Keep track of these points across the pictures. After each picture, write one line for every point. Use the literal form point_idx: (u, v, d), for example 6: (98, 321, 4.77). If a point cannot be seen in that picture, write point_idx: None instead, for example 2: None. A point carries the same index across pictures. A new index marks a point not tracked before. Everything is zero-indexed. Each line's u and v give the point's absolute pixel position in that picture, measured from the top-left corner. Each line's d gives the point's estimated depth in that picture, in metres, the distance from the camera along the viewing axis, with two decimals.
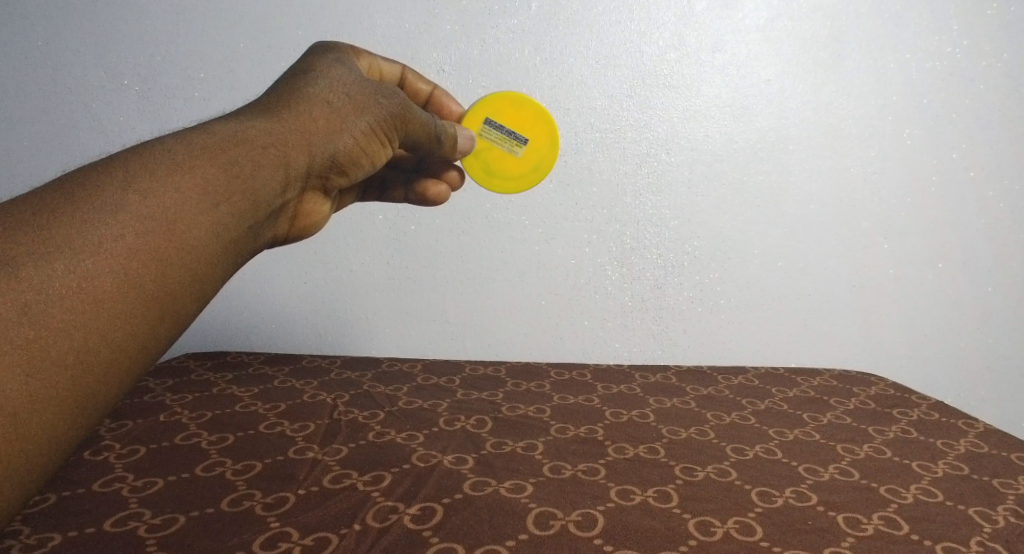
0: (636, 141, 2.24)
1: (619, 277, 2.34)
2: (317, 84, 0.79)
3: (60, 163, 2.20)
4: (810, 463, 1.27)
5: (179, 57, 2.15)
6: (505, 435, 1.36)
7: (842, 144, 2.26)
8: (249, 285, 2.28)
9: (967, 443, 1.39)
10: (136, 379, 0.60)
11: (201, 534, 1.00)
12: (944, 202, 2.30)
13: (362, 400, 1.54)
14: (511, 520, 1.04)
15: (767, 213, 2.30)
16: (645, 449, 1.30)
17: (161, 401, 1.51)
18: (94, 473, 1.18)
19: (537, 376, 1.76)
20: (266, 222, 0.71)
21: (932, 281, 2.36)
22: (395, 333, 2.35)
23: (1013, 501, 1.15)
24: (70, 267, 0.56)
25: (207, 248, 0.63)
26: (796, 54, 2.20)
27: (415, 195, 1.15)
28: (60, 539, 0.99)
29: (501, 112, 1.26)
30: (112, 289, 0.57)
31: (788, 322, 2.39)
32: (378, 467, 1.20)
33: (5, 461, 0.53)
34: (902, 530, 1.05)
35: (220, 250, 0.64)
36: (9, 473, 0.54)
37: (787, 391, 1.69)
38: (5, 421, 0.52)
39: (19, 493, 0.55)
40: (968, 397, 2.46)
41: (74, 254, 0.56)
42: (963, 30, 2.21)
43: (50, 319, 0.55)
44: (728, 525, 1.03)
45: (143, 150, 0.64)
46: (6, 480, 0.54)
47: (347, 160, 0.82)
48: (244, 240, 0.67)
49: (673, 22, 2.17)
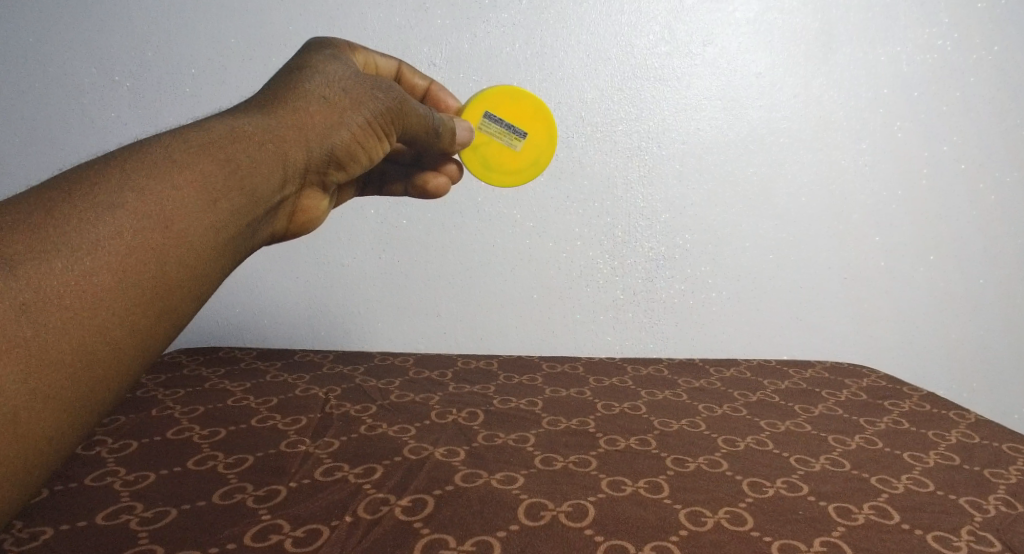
0: (627, 134, 2.25)
1: (611, 270, 2.34)
2: (313, 79, 0.79)
3: (57, 161, 2.20)
4: (801, 453, 1.27)
5: (169, 52, 2.15)
6: (496, 427, 1.36)
7: (832, 135, 2.26)
8: (242, 282, 2.27)
9: (958, 434, 1.39)
10: (135, 376, 0.59)
11: (191, 526, 1.01)
12: (933, 193, 2.31)
13: (353, 393, 1.54)
14: (502, 510, 1.04)
15: (757, 204, 2.30)
16: (635, 441, 1.30)
17: (153, 396, 1.51)
18: (87, 467, 1.18)
19: (529, 369, 1.76)
20: (265, 218, 0.71)
21: (922, 273, 2.36)
22: (389, 329, 2.35)
23: (1003, 492, 1.15)
24: (68, 266, 0.55)
25: (207, 245, 0.62)
26: (786, 46, 2.21)
27: (413, 189, 1.15)
28: (51, 533, 0.99)
29: (499, 106, 1.25)
30: (111, 289, 0.56)
31: (778, 314, 2.39)
32: (370, 460, 1.21)
33: (4, 465, 0.52)
34: (891, 519, 1.05)
35: (219, 245, 0.63)
36: (9, 471, 0.53)
37: (778, 383, 1.70)
38: (5, 420, 0.52)
39: (19, 495, 0.54)
40: (959, 389, 2.46)
41: (72, 253, 0.55)
42: (953, 23, 2.22)
43: (49, 317, 0.54)
44: (718, 515, 1.04)
45: (140, 148, 0.63)
46: (6, 481, 0.53)
47: (344, 155, 0.81)
48: (243, 236, 0.67)
49: (663, 17, 2.17)
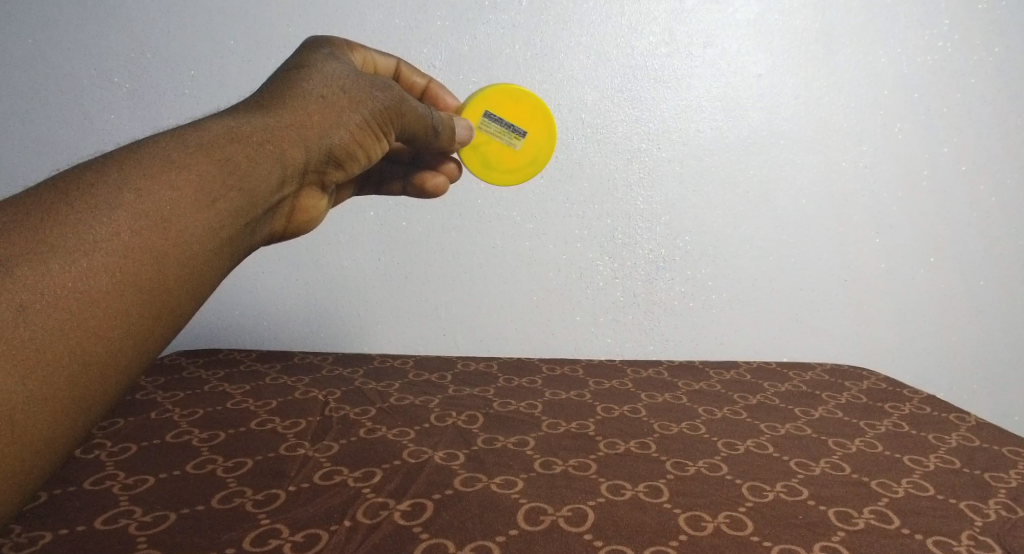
0: (626, 135, 2.24)
1: (611, 271, 2.34)
2: (312, 79, 0.78)
3: (56, 163, 2.20)
4: (801, 457, 1.27)
5: (168, 53, 2.15)
6: (495, 431, 1.36)
7: (833, 136, 2.26)
8: (241, 282, 2.27)
9: (959, 437, 1.39)
10: (134, 379, 0.59)
11: (191, 530, 1.00)
12: (933, 195, 2.30)
13: (352, 396, 1.54)
14: (501, 515, 1.04)
15: (757, 205, 2.30)
16: (635, 445, 1.30)
17: (152, 398, 1.50)
18: (85, 470, 1.18)
19: (529, 372, 1.76)
20: (263, 217, 0.70)
21: (922, 274, 2.36)
22: (389, 330, 2.35)
23: (1004, 495, 1.15)
24: (65, 267, 0.54)
25: (205, 245, 0.62)
26: (787, 48, 2.20)
27: (412, 187, 1.14)
28: (50, 537, 0.99)
29: (500, 105, 1.24)
30: (109, 289, 0.56)
31: (778, 316, 2.39)
32: (369, 464, 1.20)
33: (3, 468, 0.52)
34: (892, 523, 1.05)
35: (217, 245, 0.63)
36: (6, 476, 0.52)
37: (778, 386, 1.70)
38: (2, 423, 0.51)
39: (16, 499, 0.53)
40: (959, 390, 2.45)
41: (70, 254, 0.55)
42: (953, 24, 2.21)
43: (46, 318, 0.53)
44: (718, 520, 1.03)
45: (139, 148, 0.63)
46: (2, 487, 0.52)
47: (343, 153, 0.81)
48: (241, 236, 0.66)
49: (664, 18, 2.17)
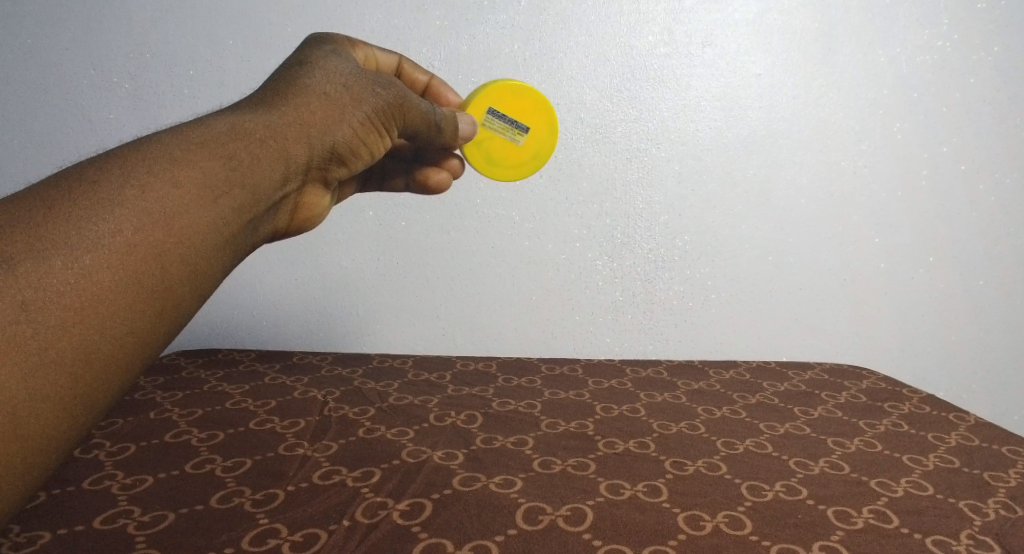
0: (625, 135, 2.24)
1: (610, 271, 2.34)
2: (314, 75, 0.78)
3: (55, 162, 2.20)
4: (800, 457, 1.27)
5: (167, 53, 2.15)
6: (495, 430, 1.36)
7: (832, 135, 2.26)
8: (240, 282, 2.27)
9: (958, 437, 1.39)
10: (135, 377, 0.58)
11: (190, 530, 1.00)
12: (933, 194, 2.30)
13: (352, 396, 1.54)
14: (500, 515, 1.04)
15: (756, 205, 2.30)
16: (634, 444, 1.30)
17: (151, 398, 1.50)
18: (84, 470, 1.18)
19: (528, 371, 1.76)
20: (267, 214, 0.70)
21: (921, 274, 2.36)
22: (388, 330, 2.35)
23: (1003, 495, 1.15)
24: (69, 263, 0.54)
25: (208, 241, 0.62)
26: (786, 47, 2.20)
27: (415, 183, 1.14)
28: (49, 536, 0.99)
29: (502, 101, 1.24)
30: (111, 285, 0.56)
31: (777, 316, 2.39)
32: (368, 463, 1.20)
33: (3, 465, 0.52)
34: (891, 522, 1.05)
35: (220, 241, 0.63)
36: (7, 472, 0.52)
37: (777, 385, 1.70)
38: (4, 420, 0.51)
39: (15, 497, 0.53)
40: (959, 390, 2.45)
41: (73, 250, 0.55)
42: (953, 23, 2.21)
43: (49, 314, 0.53)
44: (716, 519, 1.03)
45: (141, 145, 0.62)
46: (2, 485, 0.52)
47: (346, 150, 0.81)
48: (244, 232, 0.66)
49: (663, 18, 2.17)
